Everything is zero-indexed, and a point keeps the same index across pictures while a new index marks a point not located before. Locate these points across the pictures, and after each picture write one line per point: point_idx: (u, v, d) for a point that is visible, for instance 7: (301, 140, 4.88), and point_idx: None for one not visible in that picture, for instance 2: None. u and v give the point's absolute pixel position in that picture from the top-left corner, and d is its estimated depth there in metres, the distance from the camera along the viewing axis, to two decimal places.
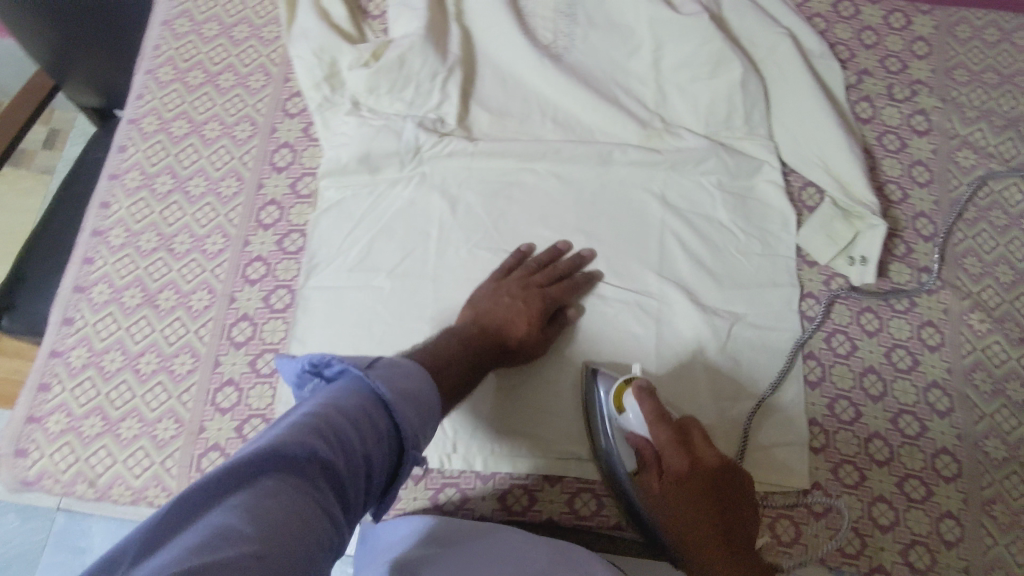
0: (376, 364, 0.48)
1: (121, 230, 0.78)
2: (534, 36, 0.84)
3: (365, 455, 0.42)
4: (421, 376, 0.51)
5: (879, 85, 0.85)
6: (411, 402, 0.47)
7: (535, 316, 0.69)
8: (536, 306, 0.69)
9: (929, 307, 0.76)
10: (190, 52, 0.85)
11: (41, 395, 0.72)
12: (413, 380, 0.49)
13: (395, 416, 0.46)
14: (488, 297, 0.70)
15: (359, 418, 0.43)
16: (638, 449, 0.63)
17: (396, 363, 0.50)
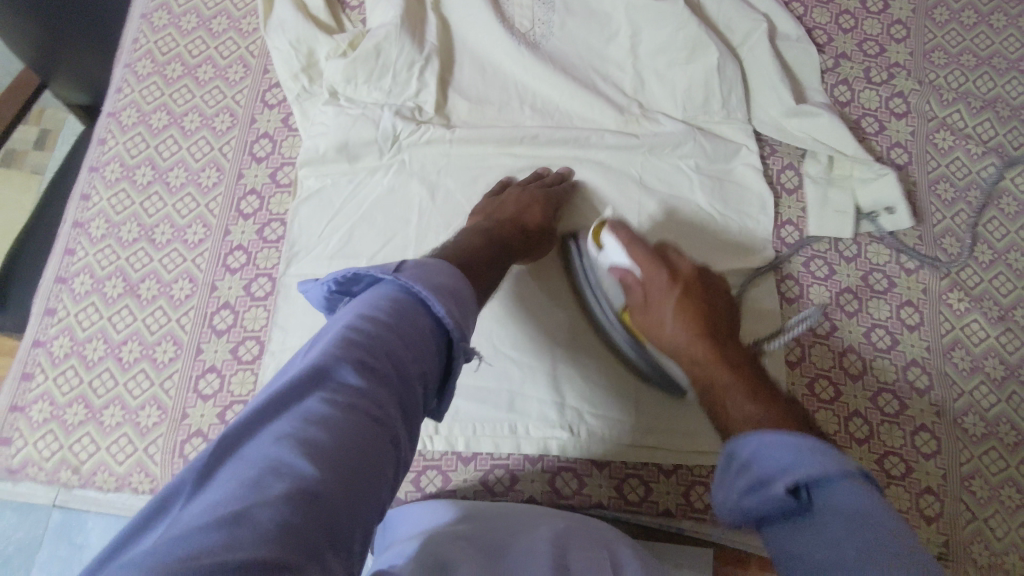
0: (407, 268, 0.45)
1: (102, 221, 0.79)
2: (511, 23, 0.84)
3: (418, 370, 0.41)
4: (451, 265, 0.47)
5: (856, 68, 0.85)
6: (450, 299, 0.45)
7: (542, 209, 0.72)
8: (540, 204, 0.73)
9: (908, 287, 0.76)
10: (169, 46, 0.86)
11: (24, 385, 0.73)
12: (445, 278, 0.46)
13: (436, 310, 0.44)
14: (493, 205, 0.73)
15: (397, 320, 0.42)
16: (620, 278, 0.66)
17: (422, 264, 0.46)
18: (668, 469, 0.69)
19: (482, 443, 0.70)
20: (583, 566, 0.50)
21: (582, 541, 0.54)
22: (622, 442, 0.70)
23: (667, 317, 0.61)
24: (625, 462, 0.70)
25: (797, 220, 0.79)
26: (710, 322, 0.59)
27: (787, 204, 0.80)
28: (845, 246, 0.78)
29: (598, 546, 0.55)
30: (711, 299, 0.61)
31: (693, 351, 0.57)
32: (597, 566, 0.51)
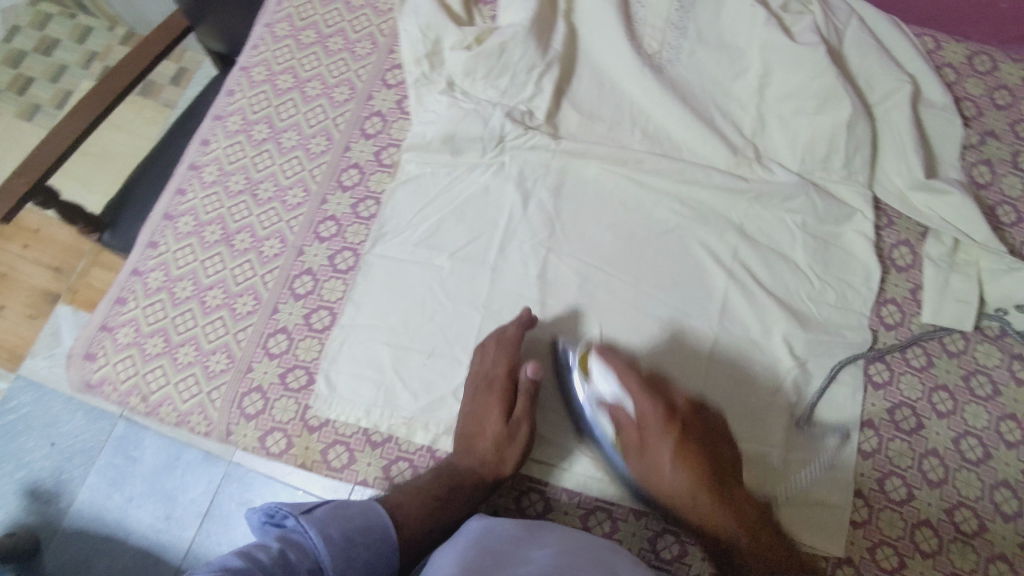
0: (319, 509, 0.58)
1: (214, 168, 0.82)
2: (639, 44, 0.82)
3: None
4: (376, 514, 0.60)
5: (1004, 150, 0.78)
6: (345, 534, 0.56)
7: (495, 411, 0.66)
8: (492, 397, 0.67)
9: (1014, 399, 0.70)
10: (308, 12, 0.89)
11: (117, 307, 0.77)
12: (359, 520, 0.58)
13: (323, 560, 0.54)
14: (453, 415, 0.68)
15: (286, 560, 0.52)
16: (616, 415, 0.65)
17: (341, 505, 0.59)
18: None
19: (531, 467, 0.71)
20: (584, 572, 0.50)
21: (581, 558, 0.53)
22: None
23: (669, 468, 0.62)
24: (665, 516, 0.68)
25: (902, 300, 0.74)
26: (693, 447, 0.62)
27: (894, 280, 0.75)
28: (951, 340, 0.72)
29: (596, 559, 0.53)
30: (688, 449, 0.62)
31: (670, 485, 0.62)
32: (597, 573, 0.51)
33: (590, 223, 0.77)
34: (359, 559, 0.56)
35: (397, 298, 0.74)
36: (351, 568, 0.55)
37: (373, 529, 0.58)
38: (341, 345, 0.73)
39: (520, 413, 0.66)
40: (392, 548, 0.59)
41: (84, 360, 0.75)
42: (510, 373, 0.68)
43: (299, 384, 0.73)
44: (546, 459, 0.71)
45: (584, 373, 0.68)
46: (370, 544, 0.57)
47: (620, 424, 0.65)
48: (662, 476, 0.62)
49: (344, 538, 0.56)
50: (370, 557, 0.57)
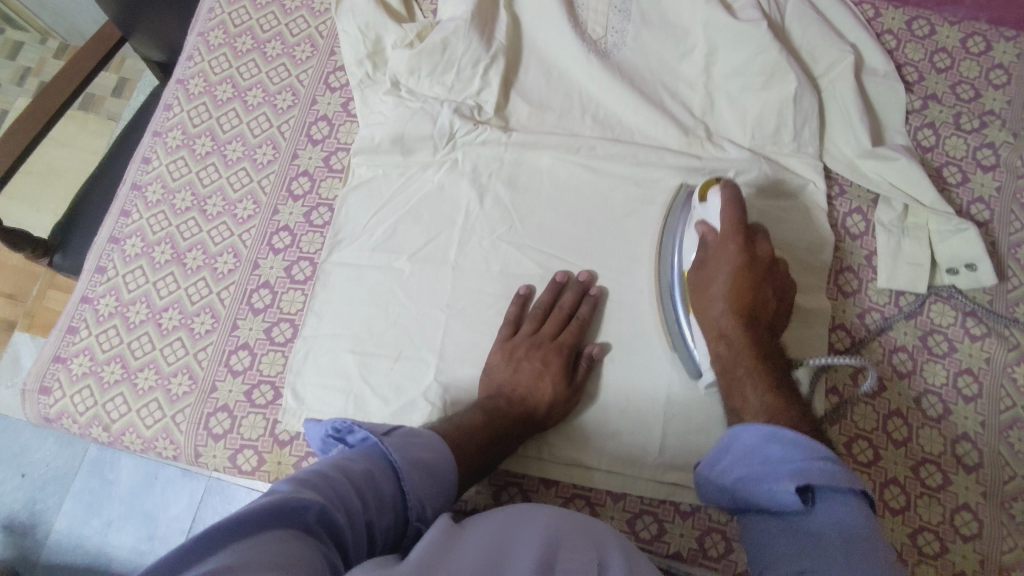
0: (393, 433, 0.58)
1: (158, 186, 0.80)
2: (583, 29, 0.81)
3: (366, 520, 0.50)
4: (444, 448, 0.59)
5: (945, 113, 0.80)
6: (422, 471, 0.56)
7: (556, 374, 0.68)
8: (555, 361, 0.69)
9: (970, 354, 0.71)
10: (242, 18, 0.87)
11: (69, 337, 0.75)
12: (430, 450, 0.58)
13: (404, 484, 0.54)
14: (504, 369, 0.69)
15: (370, 480, 0.53)
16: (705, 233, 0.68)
17: (415, 435, 0.59)
18: (685, 510, 0.68)
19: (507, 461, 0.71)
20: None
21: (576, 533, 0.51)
22: (642, 478, 0.69)
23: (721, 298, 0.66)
24: (642, 498, 0.69)
25: (858, 267, 0.75)
26: (757, 300, 0.65)
27: (849, 248, 0.76)
28: (907, 302, 0.74)
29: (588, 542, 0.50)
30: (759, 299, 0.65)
31: (722, 328, 0.66)
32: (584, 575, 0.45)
33: (548, 214, 0.76)
34: (434, 487, 0.56)
35: (358, 305, 0.73)
36: (426, 496, 0.56)
37: (442, 458, 0.58)
38: (304, 357, 0.72)
39: (582, 379, 0.69)
40: (454, 478, 0.59)
41: (39, 394, 0.73)
42: (575, 342, 0.71)
43: (265, 401, 0.72)
44: (522, 452, 0.71)
45: (702, 197, 0.70)
46: (442, 476, 0.57)
47: (703, 242, 0.69)
48: (711, 310, 0.67)
49: (422, 466, 0.56)
50: (441, 488, 0.57)
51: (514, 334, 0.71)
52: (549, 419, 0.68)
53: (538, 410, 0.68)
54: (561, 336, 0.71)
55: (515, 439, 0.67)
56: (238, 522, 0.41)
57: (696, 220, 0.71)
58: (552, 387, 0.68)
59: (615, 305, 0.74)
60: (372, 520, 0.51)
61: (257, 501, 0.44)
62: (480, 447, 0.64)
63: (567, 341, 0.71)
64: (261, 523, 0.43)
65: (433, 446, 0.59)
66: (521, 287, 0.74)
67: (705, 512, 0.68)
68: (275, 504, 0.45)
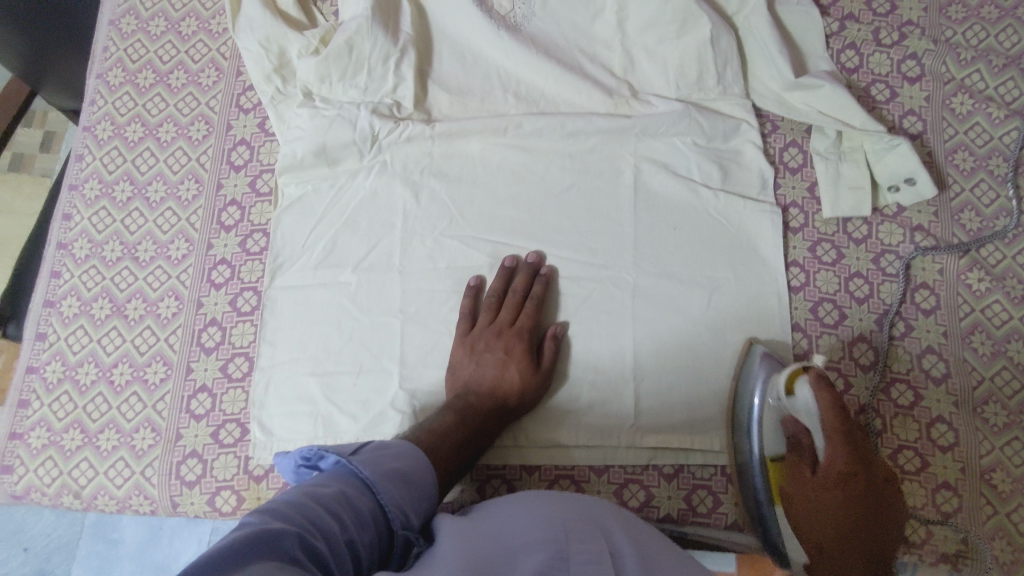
0: (362, 450, 0.56)
1: (84, 242, 0.77)
2: (489, 6, 0.79)
3: (348, 540, 0.48)
4: (417, 453, 0.58)
5: (864, 30, 0.79)
6: (398, 480, 0.55)
7: (521, 362, 0.68)
8: (518, 349, 0.68)
9: (923, 268, 0.72)
10: (139, 52, 0.83)
11: (21, 412, 0.73)
12: (403, 458, 0.57)
13: (381, 497, 0.53)
14: (468, 365, 0.68)
15: (346, 499, 0.51)
16: (796, 435, 0.62)
17: (385, 446, 0.57)
18: (669, 473, 0.68)
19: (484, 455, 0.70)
20: (585, 564, 0.48)
21: (579, 531, 0.51)
22: (621, 447, 0.69)
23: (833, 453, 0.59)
24: (625, 467, 0.69)
25: (802, 201, 0.75)
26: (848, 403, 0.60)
27: (790, 183, 0.75)
28: (855, 227, 0.74)
29: (595, 528, 0.52)
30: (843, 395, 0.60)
31: (823, 480, 0.59)
32: (597, 559, 0.49)
33: (488, 200, 0.75)
34: (414, 495, 0.55)
35: (310, 326, 0.72)
36: (406, 505, 0.54)
37: (417, 466, 0.58)
38: (265, 388, 0.71)
39: (549, 362, 0.68)
40: (432, 482, 0.58)
41: (2, 474, 0.71)
42: (535, 326, 0.70)
43: (233, 438, 0.70)
44: (499, 443, 0.70)
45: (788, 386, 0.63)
46: (420, 483, 0.56)
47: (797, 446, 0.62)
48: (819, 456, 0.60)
49: (397, 475, 0.55)
50: (421, 494, 0.56)
51: (472, 328, 0.70)
52: (522, 406, 0.68)
53: (509, 398, 0.67)
54: (520, 323, 0.70)
55: (489, 434, 0.66)
56: (211, 561, 0.39)
57: (779, 409, 0.64)
58: (518, 373, 0.67)
59: (569, 280, 0.72)
60: (354, 538, 0.49)
61: (227, 538, 0.41)
62: (453, 450, 0.63)
63: (525, 324, 0.70)
64: (236, 559, 0.40)
65: (407, 454, 0.57)
66: (471, 278, 0.73)
67: (688, 470, 0.68)
68: (246, 539, 0.42)
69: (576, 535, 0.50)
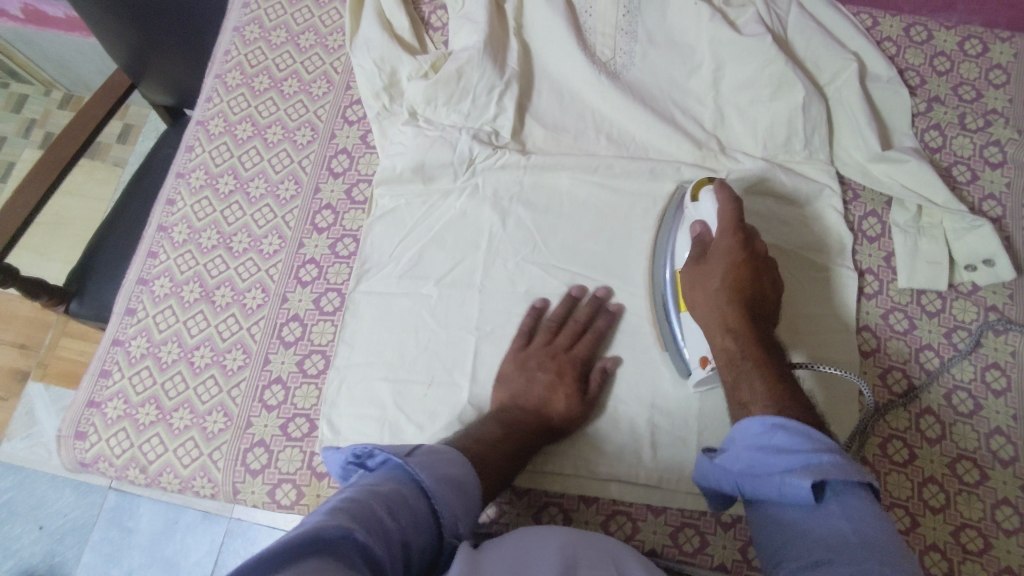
0: (418, 454, 0.55)
1: (184, 227, 0.81)
2: (592, 52, 0.83)
3: (403, 541, 0.47)
4: (467, 461, 0.58)
5: (950, 114, 0.82)
6: (453, 487, 0.54)
7: (573, 389, 0.68)
8: (571, 376, 0.69)
9: (995, 348, 0.72)
10: (258, 58, 0.89)
11: (102, 381, 0.75)
12: (456, 466, 0.56)
13: (436, 500, 0.52)
14: (520, 383, 0.69)
15: (404, 499, 0.50)
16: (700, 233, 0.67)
17: (440, 449, 0.57)
18: (726, 521, 0.67)
19: (529, 477, 0.70)
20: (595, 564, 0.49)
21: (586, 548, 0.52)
22: (680, 492, 0.68)
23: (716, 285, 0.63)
24: (682, 511, 0.68)
25: (878, 269, 0.76)
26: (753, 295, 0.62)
27: (867, 250, 0.77)
28: (929, 300, 0.75)
29: (606, 555, 0.51)
30: (759, 294, 0.62)
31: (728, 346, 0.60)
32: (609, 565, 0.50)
33: (571, 232, 0.77)
34: (465, 503, 0.54)
35: (388, 331, 0.74)
36: (458, 512, 0.53)
37: (468, 477, 0.57)
38: (338, 388, 0.72)
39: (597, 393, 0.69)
40: (480, 493, 0.57)
41: (74, 440, 0.73)
42: (588, 358, 0.71)
43: (300, 433, 0.72)
44: (556, 471, 0.70)
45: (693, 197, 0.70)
46: (471, 495, 0.55)
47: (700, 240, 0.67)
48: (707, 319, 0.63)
49: (451, 481, 0.54)
50: (470, 503, 0.55)
51: (528, 344, 0.71)
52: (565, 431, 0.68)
53: (555, 421, 0.67)
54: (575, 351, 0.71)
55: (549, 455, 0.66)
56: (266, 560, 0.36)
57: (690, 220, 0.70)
58: (565, 402, 0.67)
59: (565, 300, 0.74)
60: (410, 538, 0.47)
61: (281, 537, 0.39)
62: (512, 461, 0.63)
63: (581, 353, 0.70)
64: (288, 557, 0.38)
65: (460, 464, 0.57)
66: (537, 300, 0.74)
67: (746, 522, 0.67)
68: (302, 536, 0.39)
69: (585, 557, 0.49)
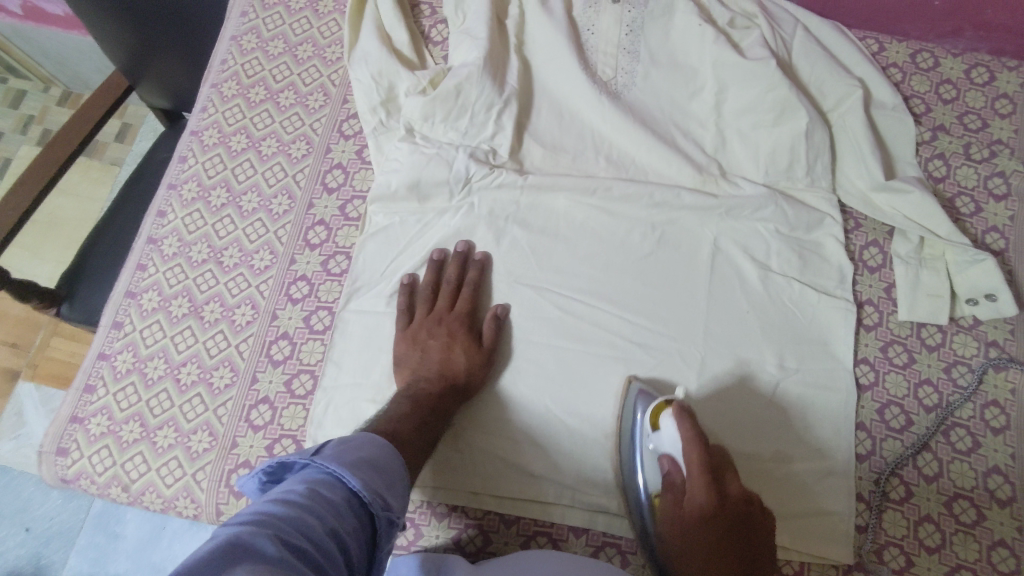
0: (326, 448, 0.51)
1: (174, 240, 0.80)
2: (593, 72, 0.82)
3: (329, 533, 0.44)
4: (377, 441, 0.54)
5: (955, 143, 0.81)
6: (369, 467, 0.51)
7: (467, 343, 0.70)
8: (460, 330, 0.70)
9: (995, 385, 0.71)
10: (254, 69, 0.87)
11: (86, 397, 0.74)
12: (365, 449, 0.53)
13: (353, 484, 0.49)
14: (414, 352, 0.70)
15: (318, 496, 0.46)
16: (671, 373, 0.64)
17: (347, 438, 0.53)
18: None
19: (506, 503, 0.69)
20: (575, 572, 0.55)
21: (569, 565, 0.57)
22: None
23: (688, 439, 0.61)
24: None
25: (878, 301, 0.75)
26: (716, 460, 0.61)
27: (867, 281, 0.76)
28: (929, 333, 0.74)
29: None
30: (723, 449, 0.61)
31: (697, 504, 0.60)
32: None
33: (568, 255, 0.76)
34: (385, 479, 0.51)
35: (379, 352, 0.73)
36: (381, 489, 0.50)
37: (384, 454, 0.54)
38: (326, 409, 0.70)
39: (490, 337, 0.70)
40: (398, 466, 0.54)
41: (56, 456, 0.72)
42: (472, 311, 0.73)
43: (286, 455, 0.70)
44: (547, 500, 0.68)
45: None
46: (391, 470, 0.53)
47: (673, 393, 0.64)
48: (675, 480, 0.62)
49: (366, 463, 0.51)
50: (391, 479, 0.52)
51: (414, 318, 0.72)
52: (470, 387, 0.69)
53: (459, 380, 0.68)
54: (456, 308, 0.72)
55: None
56: None
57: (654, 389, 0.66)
58: (464, 356, 0.69)
59: (524, 341, 0.73)
60: (336, 527, 0.45)
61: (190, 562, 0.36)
62: None
63: (463, 309, 0.72)
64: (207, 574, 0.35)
65: (369, 448, 0.53)
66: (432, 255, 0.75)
67: None
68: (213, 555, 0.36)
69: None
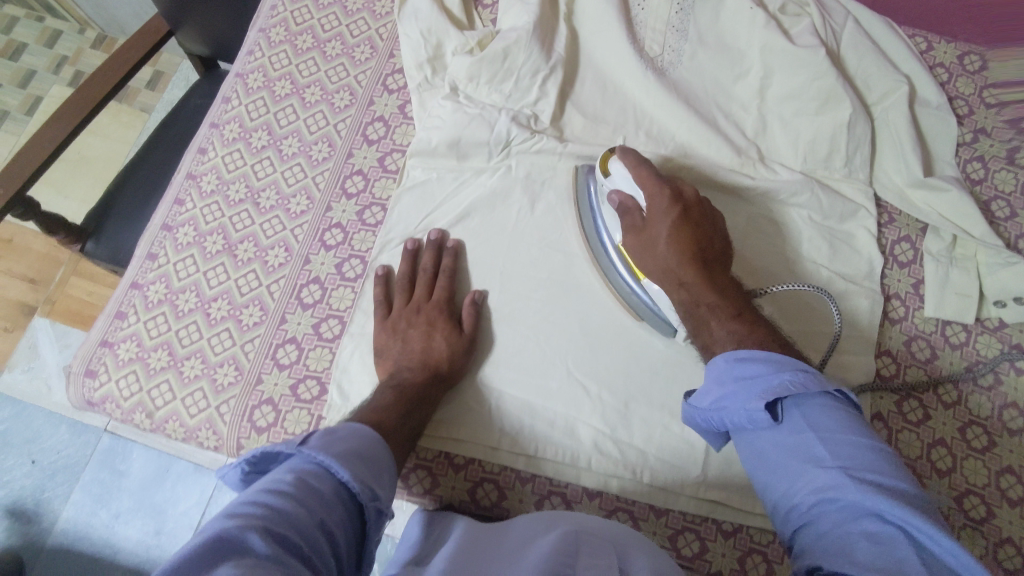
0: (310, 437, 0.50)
1: (213, 177, 0.81)
2: (640, 46, 0.83)
3: (319, 524, 0.43)
4: (364, 433, 0.53)
5: (996, 147, 0.81)
6: (356, 459, 0.50)
7: (446, 328, 0.69)
8: (438, 317, 0.70)
9: (1016, 388, 0.71)
10: (304, 17, 0.88)
11: (117, 322, 0.76)
12: (352, 440, 0.52)
13: (341, 474, 0.48)
14: (394, 340, 0.69)
15: (307, 487, 0.45)
16: (623, 202, 0.68)
17: (331, 429, 0.52)
18: (727, 529, 0.66)
19: (519, 461, 0.69)
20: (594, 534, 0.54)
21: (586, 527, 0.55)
22: (684, 494, 0.67)
23: (664, 242, 0.64)
24: (684, 514, 0.67)
25: (905, 295, 0.76)
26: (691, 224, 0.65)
27: (896, 275, 0.76)
28: (953, 332, 0.74)
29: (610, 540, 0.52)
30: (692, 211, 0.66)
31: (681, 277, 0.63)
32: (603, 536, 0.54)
33: None
34: (374, 472, 0.50)
35: None
36: (370, 480, 0.49)
37: (369, 446, 0.53)
38: (352, 353, 0.72)
39: (470, 324, 0.70)
40: (385, 457, 0.53)
41: (84, 377, 0.73)
42: (450, 298, 0.73)
43: (310, 395, 0.71)
44: (562, 462, 0.68)
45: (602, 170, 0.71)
46: (377, 461, 0.52)
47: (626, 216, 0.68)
48: (655, 253, 0.65)
49: (352, 454, 0.50)
50: (379, 471, 0.51)
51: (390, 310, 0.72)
52: (453, 372, 0.68)
53: (441, 366, 0.67)
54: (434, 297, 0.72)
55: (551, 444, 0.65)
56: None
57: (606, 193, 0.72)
58: (444, 342, 0.68)
59: (558, 308, 0.73)
60: (325, 519, 0.44)
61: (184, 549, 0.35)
62: None
63: (440, 296, 0.72)
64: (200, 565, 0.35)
65: (351, 438, 0.52)
66: (407, 241, 0.75)
67: (747, 532, 0.66)
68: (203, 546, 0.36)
69: (586, 539, 0.50)
